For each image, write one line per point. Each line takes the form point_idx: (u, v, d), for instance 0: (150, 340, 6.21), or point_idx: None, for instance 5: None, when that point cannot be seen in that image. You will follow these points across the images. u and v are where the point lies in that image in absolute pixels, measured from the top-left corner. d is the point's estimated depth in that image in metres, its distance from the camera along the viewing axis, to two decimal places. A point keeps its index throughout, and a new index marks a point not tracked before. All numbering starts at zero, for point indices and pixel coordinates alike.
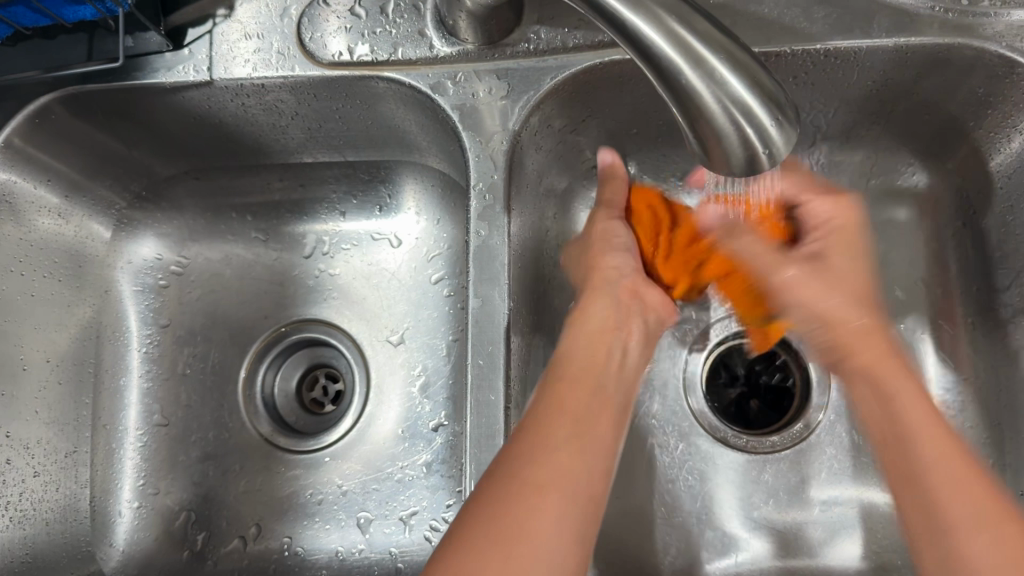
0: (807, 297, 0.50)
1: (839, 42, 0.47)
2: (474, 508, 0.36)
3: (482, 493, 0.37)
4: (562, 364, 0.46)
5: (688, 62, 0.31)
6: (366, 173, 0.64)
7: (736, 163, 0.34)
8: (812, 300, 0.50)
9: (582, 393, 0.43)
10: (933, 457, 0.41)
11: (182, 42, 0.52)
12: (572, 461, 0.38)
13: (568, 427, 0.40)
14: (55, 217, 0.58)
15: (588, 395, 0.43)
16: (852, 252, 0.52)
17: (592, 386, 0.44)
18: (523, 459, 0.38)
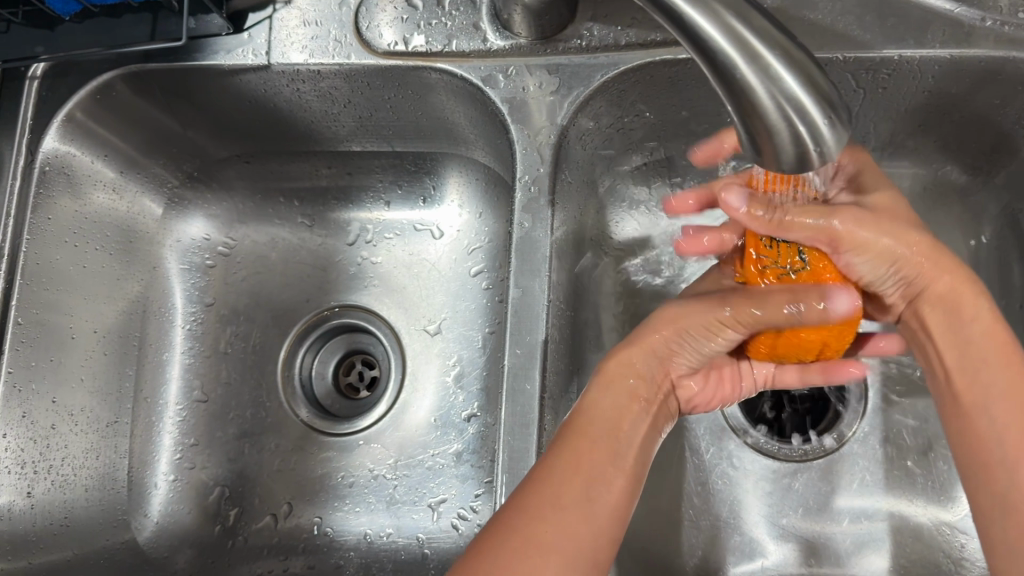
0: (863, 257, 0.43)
1: (893, 50, 0.47)
2: (484, 540, 0.37)
3: (480, 544, 0.37)
4: (583, 416, 0.43)
5: (743, 57, 0.31)
6: (412, 164, 0.65)
7: (786, 161, 0.35)
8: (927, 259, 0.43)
9: (563, 468, 0.39)
10: (987, 339, 0.42)
11: (242, 26, 0.53)
12: (585, 518, 0.38)
13: (606, 452, 0.41)
14: (110, 192, 0.60)
15: (603, 459, 0.40)
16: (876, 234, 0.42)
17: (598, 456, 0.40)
18: (539, 515, 0.37)
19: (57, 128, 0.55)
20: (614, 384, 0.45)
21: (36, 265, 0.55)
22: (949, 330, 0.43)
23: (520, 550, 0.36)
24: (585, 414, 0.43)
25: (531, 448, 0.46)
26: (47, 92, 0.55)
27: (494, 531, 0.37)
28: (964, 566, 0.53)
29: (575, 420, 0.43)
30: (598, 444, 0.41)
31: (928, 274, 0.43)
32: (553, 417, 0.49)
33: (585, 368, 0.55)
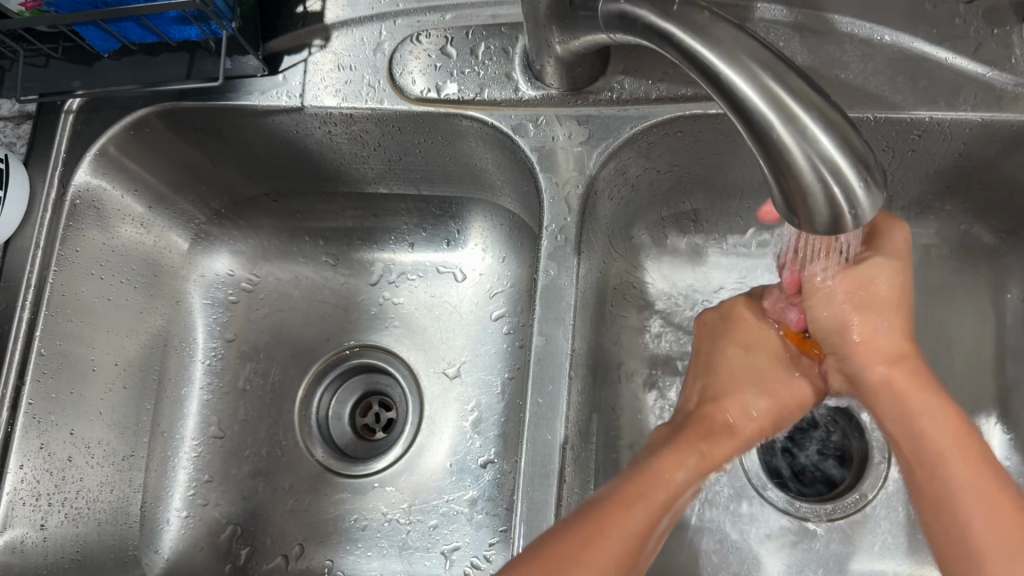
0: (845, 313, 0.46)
1: (924, 112, 0.47)
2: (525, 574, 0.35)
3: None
4: (645, 478, 0.42)
5: (777, 115, 0.32)
6: (437, 208, 0.66)
7: (820, 224, 0.34)
8: (876, 344, 0.45)
9: (619, 527, 0.38)
10: (934, 416, 0.42)
11: (278, 68, 0.54)
12: None
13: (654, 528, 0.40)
14: (138, 227, 0.60)
15: (647, 532, 0.40)
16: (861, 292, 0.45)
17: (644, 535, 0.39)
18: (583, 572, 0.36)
19: (90, 162, 0.56)
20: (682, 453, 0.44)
21: (62, 297, 0.55)
22: (898, 417, 0.43)
23: None
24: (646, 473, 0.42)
25: (551, 500, 0.45)
26: (82, 126, 0.56)
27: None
28: None
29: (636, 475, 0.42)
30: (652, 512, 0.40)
31: (868, 358, 0.45)
32: (573, 469, 0.49)
33: (605, 418, 0.55)
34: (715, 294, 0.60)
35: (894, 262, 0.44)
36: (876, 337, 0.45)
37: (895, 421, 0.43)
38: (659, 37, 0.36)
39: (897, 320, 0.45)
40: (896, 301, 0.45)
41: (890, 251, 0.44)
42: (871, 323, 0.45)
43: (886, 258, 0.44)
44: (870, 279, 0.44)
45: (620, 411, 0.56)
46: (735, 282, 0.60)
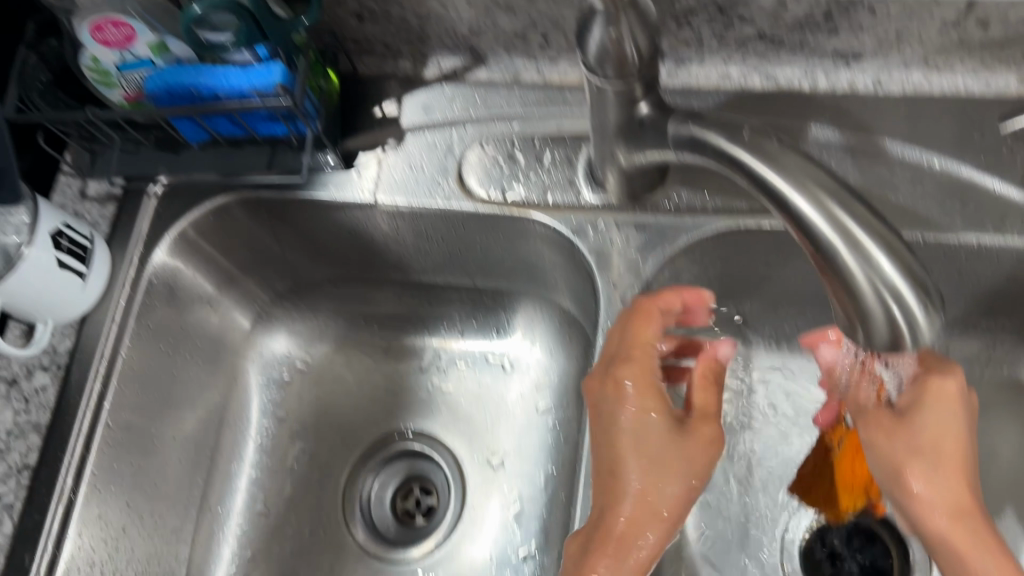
0: (892, 465, 0.46)
1: (972, 236, 0.49)
2: None
3: None
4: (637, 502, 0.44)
5: (842, 240, 0.34)
6: (490, 300, 0.69)
7: (881, 342, 0.36)
8: (934, 500, 0.45)
9: (645, 533, 0.44)
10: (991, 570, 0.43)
11: (353, 165, 0.57)
12: None
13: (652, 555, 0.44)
14: (207, 307, 0.63)
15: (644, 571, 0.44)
16: (907, 439, 0.46)
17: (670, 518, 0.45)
18: None
19: (168, 243, 0.59)
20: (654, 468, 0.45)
21: (129, 370, 0.58)
22: (951, 565, 0.44)
23: None
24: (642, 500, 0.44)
25: None
26: (164, 210, 0.59)
27: None
28: None
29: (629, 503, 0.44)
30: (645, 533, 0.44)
31: (923, 509, 0.45)
32: None
33: None
34: (761, 399, 0.61)
35: (943, 417, 0.45)
36: (936, 493, 0.45)
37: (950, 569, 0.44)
38: (727, 159, 0.39)
39: (955, 479, 0.45)
40: (948, 455, 0.45)
41: (938, 402, 0.45)
42: (927, 478, 0.45)
43: (926, 410, 0.46)
44: (919, 435, 0.45)
45: None
46: (785, 390, 0.61)
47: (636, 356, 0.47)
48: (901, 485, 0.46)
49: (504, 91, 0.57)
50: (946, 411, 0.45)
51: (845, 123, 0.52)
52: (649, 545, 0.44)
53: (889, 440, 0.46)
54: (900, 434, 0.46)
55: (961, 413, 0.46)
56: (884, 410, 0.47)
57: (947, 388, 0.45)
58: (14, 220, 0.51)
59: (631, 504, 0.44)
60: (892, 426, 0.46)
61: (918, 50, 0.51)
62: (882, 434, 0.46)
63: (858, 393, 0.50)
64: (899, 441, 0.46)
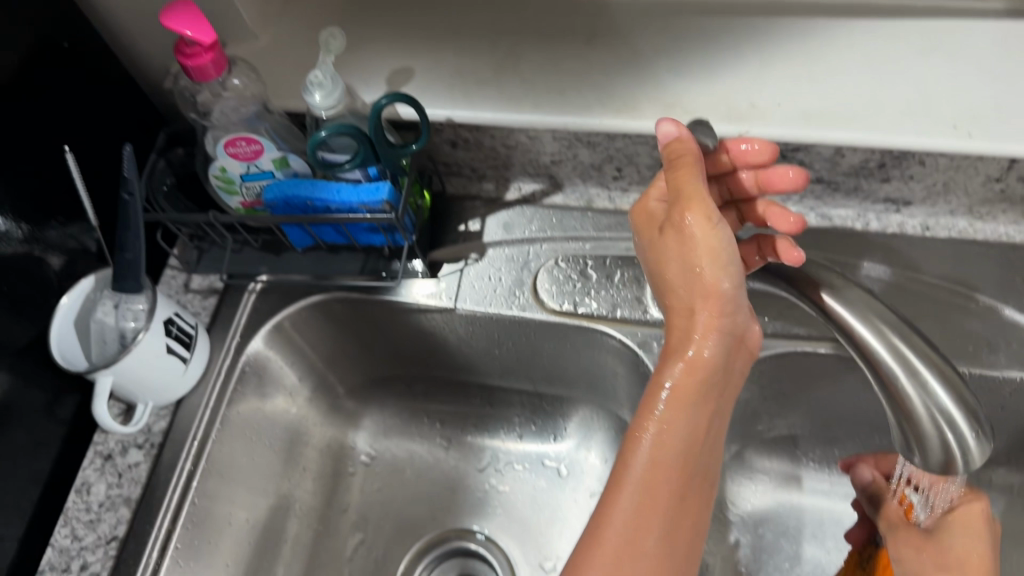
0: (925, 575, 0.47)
1: (1016, 371, 0.53)
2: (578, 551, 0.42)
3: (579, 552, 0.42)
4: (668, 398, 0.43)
5: (903, 369, 0.38)
6: (549, 405, 0.72)
7: (934, 464, 0.40)
8: None
9: (669, 425, 0.42)
10: None
11: (437, 273, 0.63)
12: (688, 478, 0.42)
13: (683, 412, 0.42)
14: (286, 396, 0.68)
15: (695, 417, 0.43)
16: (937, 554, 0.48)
17: (677, 480, 0.42)
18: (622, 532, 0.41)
19: (264, 335, 0.64)
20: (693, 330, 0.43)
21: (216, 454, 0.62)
22: None
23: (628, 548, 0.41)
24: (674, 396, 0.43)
25: None
26: (260, 305, 0.65)
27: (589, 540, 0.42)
28: None
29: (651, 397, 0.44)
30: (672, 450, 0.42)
31: None
32: None
33: None
34: (810, 519, 0.63)
35: (971, 537, 0.48)
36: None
37: None
38: (797, 288, 0.43)
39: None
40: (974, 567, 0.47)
41: (969, 519, 0.49)
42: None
43: (957, 530, 0.49)
44: (947, 551, 0.48)
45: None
46: (832, 510, 0.64)
47: (674, 256, 0.43)
48: None
49: (578, 215, 0.63)
50: (973, 525, 0.48)
51: (894, 261, 0.57)
52: (663, 529, 0.41)
53: (918, 550, 0.49)
54: (929, 543, 0.49)
55: (989, 536, 0.48)
56: (913, 530, 0.50)
57: (975, 510, 0.49)
58: (133, 309, 0.57)
59: (640, 483, 0.42)
60: (922, 540, 0.49)
61: (963, 201, 0.56)
62: (912, 547, 0.49)
63: (889, 508, 0.52)
64: (928, 552, 0.48)
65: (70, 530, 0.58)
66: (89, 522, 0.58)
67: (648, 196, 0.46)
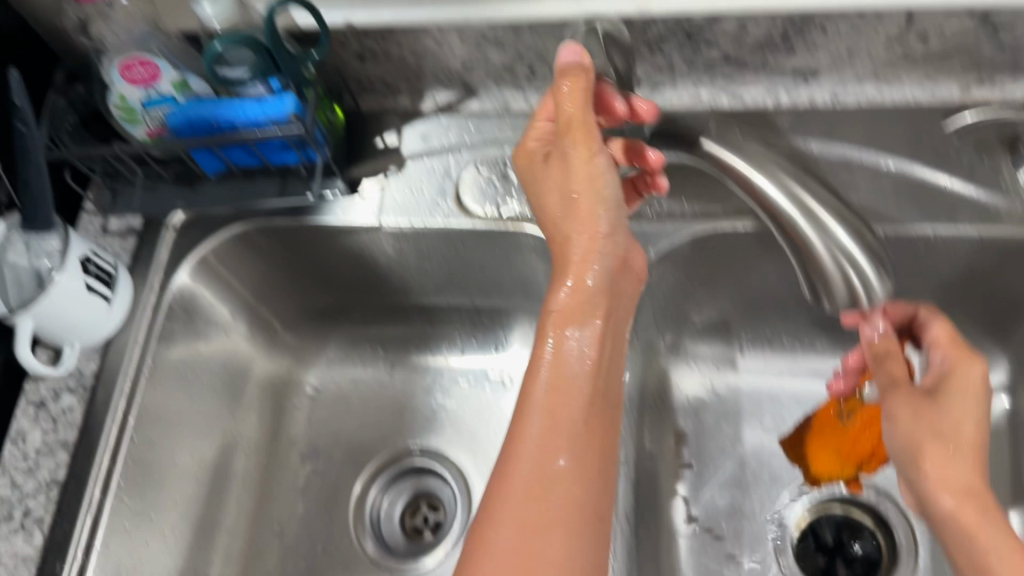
0: (919, 436, 0.45)
1: (927, 226, 0.54)
2: (496, 472, 0.44)
3: (494, 479, 0.44)
4: (557, 316, 0.47)
5: (801, 212, 0.39)
6: (488, 318, 0.72)
7: (840, 305, 0.41)
8: (952, 482, 0.44)
9: (567, 341, 0.46)
10: (1000, 546, 0.42)
11: (359, 191, 0.62)
12: (596, 398, 0.45)
13: (574, 319, 0.46)
14: (224, 332, 0.68)
15: (588, 324, 0.46)
16: (934, 417, 0.46)
17: (580, 392, 0.45)
18: (534, 440, 0.43)
19: (191, 266, 0.63)
20: (567, 262, 0.48)
21: (156, 403, 0.62)
22: (961, 550, 0.43)
23: (537, 458, 0.43)
24: (561, 312, 0.47)
25: None
26: (182, 240, 0.63)
27: (504, 467, 0.44)
28: None
29: (547, 320, 0.47)
30: (567, 364, 0.45)
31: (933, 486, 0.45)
32: None
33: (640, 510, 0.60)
34: (747, 398, 0.66)
35: (966, 401, 0.46)
36: (946, 473, 0.44)
37: (964, 556, 0.43)
38: (697, 150, 0.43)
39: (970, 462, 0.44)
40: (969, 441, 0.45)
41: (963, 389, 0.47)
42: (948, 460, 0.44)
43: (948, 403, 0.46)
44: (942, 416, 0.46)
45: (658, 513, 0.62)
46: (766, 389, 0.66)
47: (554, 183, 0.49)
48: (915, 460, 0.45)
49: (496, 119, 0.62)
50: (966, 396, 0.46)
51: (807, 132, 0.58)
52: (577, 440, 0.44)
53: (913, 412, 0.46)
54: (929, 406, 0.46)
55: (985, 403, 0.46)
56: (908, 388, 0.48)
57: (971, 376, 0.47)
58: (47, 247, 0.56)
59: (545, 396, 0.45)
60: (921, 403, 0.46)
61: (869, 67, 0.57)
62: (906, 408, 0.47)
63: (890, 361, 0.49)
64: (921, 412, 0.46)
65: (7, 479, 0.57)
66: (27, 469, 0.57)
67: (530, 139, 0.50)
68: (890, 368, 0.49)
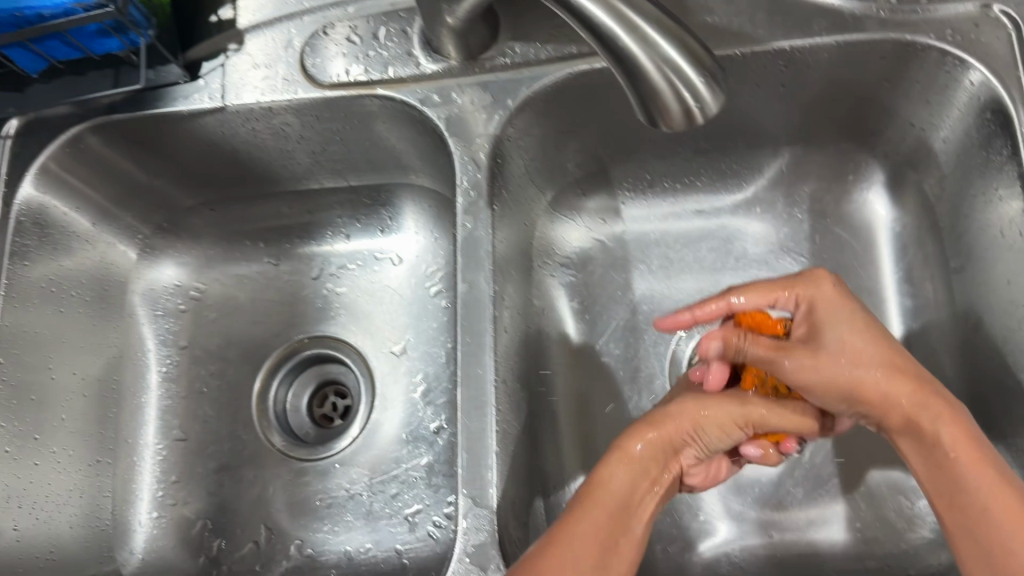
0: (828, 362, 0.47)
1: (783, 40, 0.53)
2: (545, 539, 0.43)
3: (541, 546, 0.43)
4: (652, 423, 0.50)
5: (623, 27, 0.36)
6: (369, 198, 0.70)
7: (675, 120, 0.39)
8: (872, 386, 0.46)
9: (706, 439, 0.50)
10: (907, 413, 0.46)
11: (198, 73, 0.58)
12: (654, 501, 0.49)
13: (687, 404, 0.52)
14: (84, 242, 0.64)
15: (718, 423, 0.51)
16: (821, 351, 0.47)
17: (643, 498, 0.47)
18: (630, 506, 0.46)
19: (33, 176, 0.59)
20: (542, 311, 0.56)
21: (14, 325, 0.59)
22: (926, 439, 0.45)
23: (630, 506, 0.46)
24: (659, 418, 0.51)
25: (487, 427, 0.49)
26: (21, 147, 0.59)
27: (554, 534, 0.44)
28: (919, 524, 0.57)
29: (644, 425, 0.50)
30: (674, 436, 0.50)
31: (880, 404, 0.47)
32: (507, 403, 0.53)
33: (533, 366, 0.60)
34: (633, 245, 0.66)
35: (846, 317, 0.48)
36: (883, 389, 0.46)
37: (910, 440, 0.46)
38: None
39: (885, 362, 0.46)
40: (878, 347, 0.47)
41: (827, 311, 0.48)
42: (867, 371, 0.46)
43: (837, 326, 0.48)
44: (830, 341, 0.47)
45: (552, 365, 0.62)
46: (651, 234, 0.66)
47: None
48: (843, 384, 0.47)
49: None
50: (837, 308, 0.48)
51: None
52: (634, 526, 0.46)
53: (810, 359, 0.47)
54: (817, 351, 0.47)
55: (853, 304, 0.48)
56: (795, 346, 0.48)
57: (826, 286, 0.49)
58: None
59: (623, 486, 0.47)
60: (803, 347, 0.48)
61: None
62: (805, 360, 0.47)
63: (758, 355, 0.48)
64: (816, 356, 0.47)
65: None
66: None
67: None
68: (754, 352, 0.48)
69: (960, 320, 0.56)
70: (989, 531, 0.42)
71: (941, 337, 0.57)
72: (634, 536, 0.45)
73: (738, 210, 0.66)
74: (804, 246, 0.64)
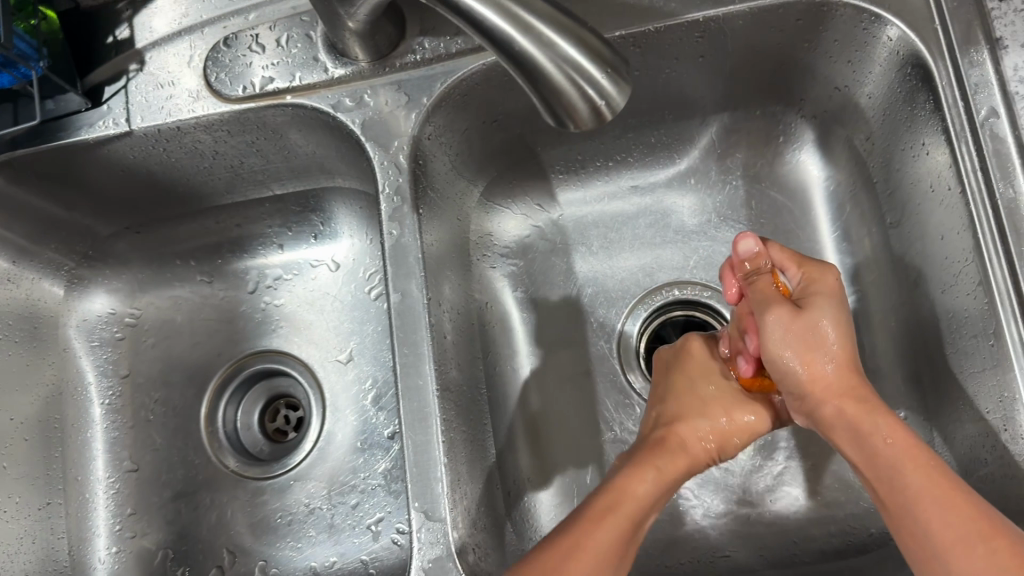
0: (804, 342, 0.50)
1: (696, 11, 0.52)
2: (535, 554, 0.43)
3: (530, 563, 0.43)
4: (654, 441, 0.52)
5: (516, 28, 0.35)
6: (297, 205, 0.67)
7: (586, 119, 0.38)
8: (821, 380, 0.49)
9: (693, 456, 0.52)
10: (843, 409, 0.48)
11: (100, 99, 0.56)
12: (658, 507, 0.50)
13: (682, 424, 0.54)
14: (5, 282, 0.62)
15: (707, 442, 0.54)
16: (807, 320, 0.50)
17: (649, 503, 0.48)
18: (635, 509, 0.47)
19: None
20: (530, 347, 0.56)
21: None
22: (858, 444, 0.47)
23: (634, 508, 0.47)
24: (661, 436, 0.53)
25: (433, 438, 0.48)
26: None
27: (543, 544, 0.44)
28: None
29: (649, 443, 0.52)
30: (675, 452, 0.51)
31: (824, 393, 0.49)
32: (453, 408, 0.52)
33: (481, 363, 0.59)
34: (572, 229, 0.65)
35: (834, 306, 0.51)
36: (829, 381, 0.49)
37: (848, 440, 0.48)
38: None
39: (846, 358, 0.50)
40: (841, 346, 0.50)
41: (824, 293, 0.51)
42: (818, 362, 0.50)
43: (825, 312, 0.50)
44: (814, 324, 0.50)
45: (501, 359, 0.61)
46: (589, 216, 0.65)
47: None
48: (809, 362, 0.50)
49: None
50: (824, 296, 0.51)
51: None
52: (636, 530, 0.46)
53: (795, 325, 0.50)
54: (807, 319, 0.50)
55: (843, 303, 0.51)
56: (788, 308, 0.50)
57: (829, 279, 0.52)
58: None
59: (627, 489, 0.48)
60: (794, 319, 0.50)
61: None
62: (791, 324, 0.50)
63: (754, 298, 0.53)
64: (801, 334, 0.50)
65: None
66: None
67: None
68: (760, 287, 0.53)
69: (899, 276, 0.56)
70: (922, 512, 0.41)
71: (885, 293, 0.57)
72: (640, 546, 0.46)
73: (672, 183, 0.65)
74: (741, 213, 0.64)
